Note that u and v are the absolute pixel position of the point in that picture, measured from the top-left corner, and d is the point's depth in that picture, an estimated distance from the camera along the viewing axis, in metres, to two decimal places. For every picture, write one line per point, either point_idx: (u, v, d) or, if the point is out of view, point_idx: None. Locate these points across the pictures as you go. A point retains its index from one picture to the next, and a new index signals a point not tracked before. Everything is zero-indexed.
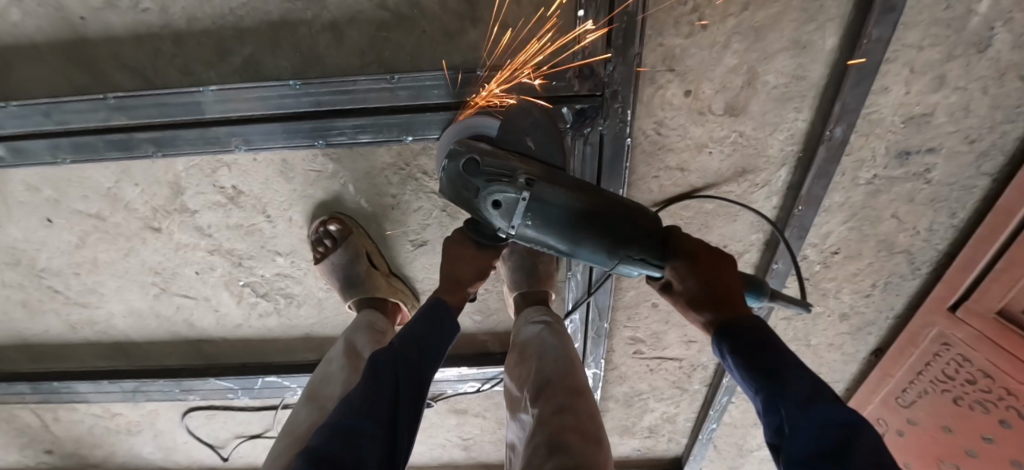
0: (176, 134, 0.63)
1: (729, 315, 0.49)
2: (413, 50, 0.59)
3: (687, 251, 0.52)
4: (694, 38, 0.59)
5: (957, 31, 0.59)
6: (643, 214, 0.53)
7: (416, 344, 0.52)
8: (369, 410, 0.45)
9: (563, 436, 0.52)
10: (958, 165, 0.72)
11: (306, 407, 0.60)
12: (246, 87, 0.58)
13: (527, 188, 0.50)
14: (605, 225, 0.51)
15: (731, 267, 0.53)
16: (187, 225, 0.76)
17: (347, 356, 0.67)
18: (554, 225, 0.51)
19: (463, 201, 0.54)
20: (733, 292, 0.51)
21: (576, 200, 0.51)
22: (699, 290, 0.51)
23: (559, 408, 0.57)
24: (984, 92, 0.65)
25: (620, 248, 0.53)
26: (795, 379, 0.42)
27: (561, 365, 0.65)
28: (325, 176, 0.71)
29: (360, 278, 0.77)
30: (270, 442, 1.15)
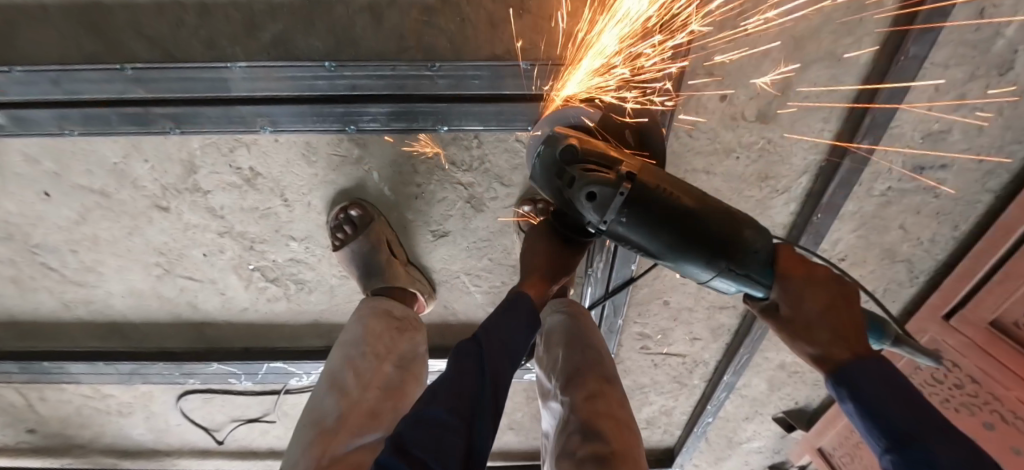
0: (197, 110, 0.59)
1: (850, 355, 0.42)
2: (454, 38, 0.57)
3: (804, 274, 0.46)
4: (736, 43, 0.59)
5: (981, 53, 0.61)
6: (761, 231, 0.48)
7: (499, 336, 0.50)
8: (452, 398, 0.43)
9: (598, 423, 0.55)
10: (967, 181, 0.75)
11: (328, 393, 0.59)
12: (277, 66, 0.56)
13: (625, 182, 0.47)
14: (706, 230, 0.47)
15: (853, 299, 0.45)
16: (198, 206, 0.74)
17: (365, 341, 0.65)
18: (653, 222, 0.47)
19: (558, 191, 0.53)
20: (850, 322, 0.44)
21: (678, 202, 0.47)
22: (816, 317, 0.44)
23: (591, 395, 0.59)
24: (999, 113, 0.67)
25: (723, 261, 0.47)
26: (902, 412, 0.38)
27: (588, 354, 0.66)
28: (349, 161, 0.69)
29: (380, 267, 0.75)
30: (267, 426, 1.14)
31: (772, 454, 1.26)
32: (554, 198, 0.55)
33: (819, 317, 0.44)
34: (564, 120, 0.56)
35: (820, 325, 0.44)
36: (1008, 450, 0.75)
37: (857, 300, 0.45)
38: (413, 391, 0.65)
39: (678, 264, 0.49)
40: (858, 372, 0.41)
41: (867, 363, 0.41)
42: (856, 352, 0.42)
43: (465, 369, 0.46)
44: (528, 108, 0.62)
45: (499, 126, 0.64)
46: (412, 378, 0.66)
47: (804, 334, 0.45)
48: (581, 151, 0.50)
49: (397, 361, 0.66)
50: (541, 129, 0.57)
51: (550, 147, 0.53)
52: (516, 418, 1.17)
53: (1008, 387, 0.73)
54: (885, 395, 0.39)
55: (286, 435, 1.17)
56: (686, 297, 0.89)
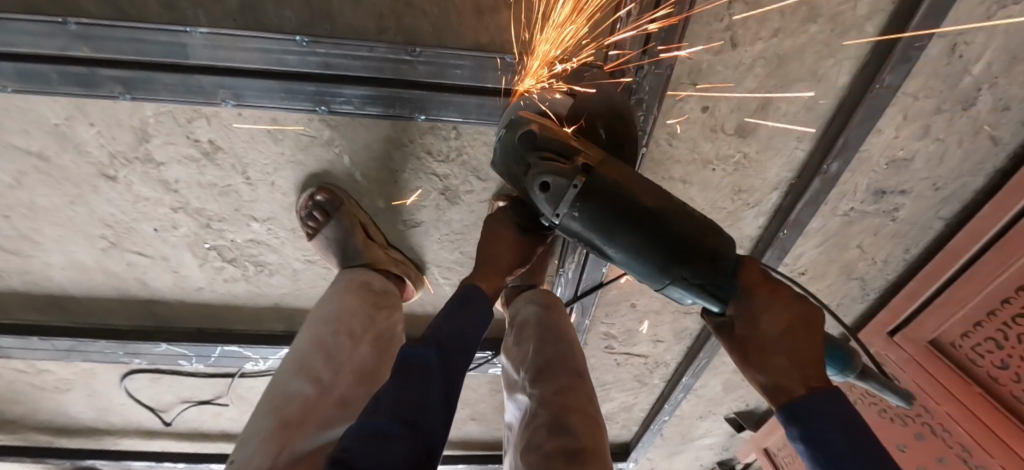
0: (151, 76, 0.54)
1: (805, 385, 0.41)
2: (437, 22, 0.55)
3: (764, 295, 0.45)
4: (721, 56, 0.60)
5: (949, 86, 0.64)
6: (724, 241, 0.47)
7: (452, 334, 0.50)
8: (401, 403, 0.42)
9: (566, 418, 0.55)
10: (924, 207, 0.79)
11: (296, 380, 0.56)
12: (244, 35, 0.51)
13: (581, 175, 0.47)
14: (656, 230, 0.46)
15: (812, 328, 0.44)
16: (150, 178, 0.69)
17: (341, 322, 0.64)
18: (603, 220, 0.47)
19: (518, 178, 0.53)
20: (806, 349, 0.42)
21: (637, 200, 0.47)
22: (775, 338, 0.44)
23: (562, 388, 0.60)
24: (959, 146, 0.71)
25: (674, 268, 0.46)
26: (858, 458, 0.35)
27: (561, 349, 0.67)
28: (319, 143, 0.65)
29: (355, 250, 0.72)
30: (219, 408, 1.10)
31: (721, 450, 1.32)
32: (516, 185, 0.56)
33: (777, 342, 0.43)
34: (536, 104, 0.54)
35: (778, 349, 0.43)
36: (936, 459, 0.82)
37: (814, 326, 0.44)
38: (386, 377, 0.64)
39: (628, 267, 0.49)
40: (813, 408, 0.38)
41: (822, 396, 0.39)
42: (809, 382, 0.41)
43: (417, 368, 0.46)
44: (510, 103, 0.61)
45: (480, 119, 0.62)
46: (386, 364, 0.65)
47: (757, 355, 0.44)
48: (541, 139, 0.49)
49: (373, 346, 0.65)
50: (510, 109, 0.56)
51: (511, 130, 0.52)
52: (479, 410, 1.17)
53: (938, 402, 0.78)
54: (837, 435, 0.37)
55: (240, 417, 1.13)
56: (654, 300, 0.91)
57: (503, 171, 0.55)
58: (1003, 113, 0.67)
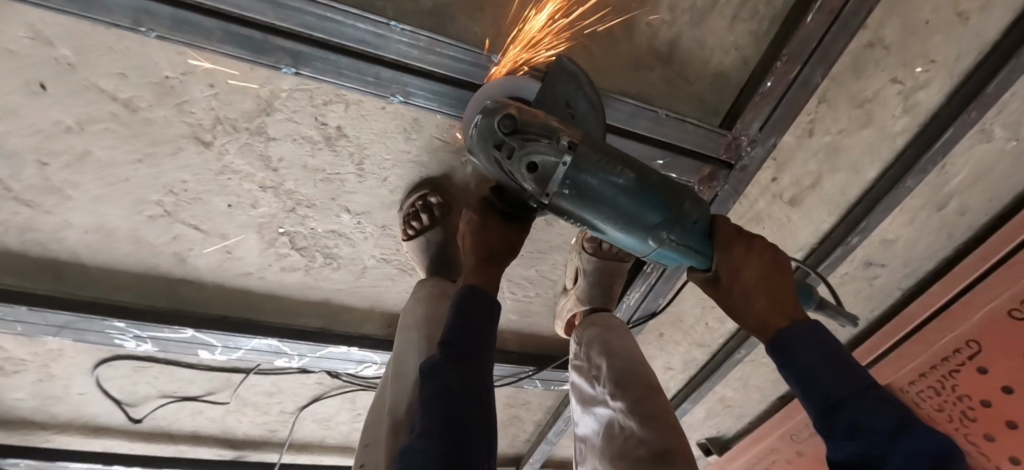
0: (328, 56, 0.53)
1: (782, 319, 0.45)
2: (604, 67, 0.63)
3: (736, 249, 0.51)
4: (799, 140, 0.76)
5: (934, 191, 0.85)
6: (697, 205, 0.53)
7: (459, 342, 0.49)
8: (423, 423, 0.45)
9: (654, 427, 0.61)
10: (892, 279, 1.00)
11: (397, 385, 0.62)
12: (445, 42, 0.53)
13: (568, 152, 0.49)
14: (637, 199, 0.51)
15: (783, 268, 0.49)
16: (251, 150, 0.64)
17: (426, 328, 0.66)
18: (592, 195, 0.50)
19: (498, 164, 0.53)
20: (778, 287, 0.47)
21: (620, 176, 0.50)
22: (752, 283, 0.48)
23: (641, 399, 0.65)
24: (927, 236, 0.92)
25: (659, 230, 0.52)
26: (835, 379, 0.39)
27: (628, 361, 0.71)
28: (449, 148, 0.67)
29: (452, 255, 0.76)
30: (203, 406, 0.99)
31: None
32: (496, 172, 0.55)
33: (754, 286, 0.48)
34: (515, 89, 0.56)
35: (756, 293, 0.47)
36: None
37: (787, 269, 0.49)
38: None
39: (617, 234, 0.53)
40: (793, 336, 0.43)
41: (795, 325, 0.44)
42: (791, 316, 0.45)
43: (430, 385, 0.47)
44: (646, 150, 0.68)
45: None
46: None
47: (739, 305, 0.49)
48: (522, 122, 0.50)
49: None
50: (480, 95, 0.56)
51: (490, 118, 0.52)
52: None
53: None
54: (818, 360, 0.40)
55: (222, 418, 1.03)
56: (678, 332, 1.03)
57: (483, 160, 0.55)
58: (960, 216, 0.89)
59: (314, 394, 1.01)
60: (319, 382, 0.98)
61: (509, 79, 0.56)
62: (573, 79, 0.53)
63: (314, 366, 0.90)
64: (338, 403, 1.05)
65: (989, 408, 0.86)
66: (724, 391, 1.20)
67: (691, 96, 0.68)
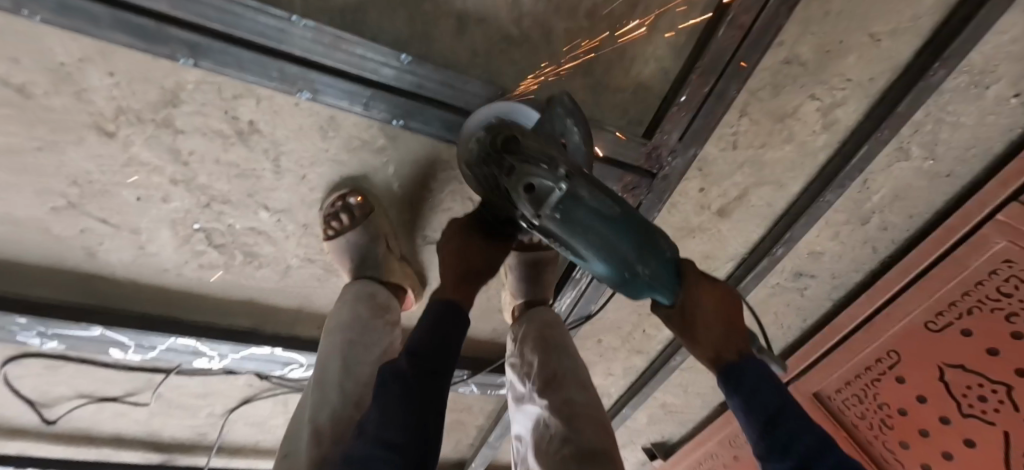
0: (227, 48, 0.51)
1: (731, 352, 0.51)
2: (522, 73, 0.63)
3: (704, 287, 0.55)
4: (724, 153, 0.77)
5: (857, 205, 0.88)
6: (667, 242, 0.54)
7: (427, 347, 0.50)
8: (383, 433, 0.44)
9: (578, 424, 0.63)
10: (822, 291, 1.03)
11: (318, 391, 0.60)
12: (351, 40, 0.52)
13: (565, 180, 0.48)
14: (626, 234, 0.50)
15: (739, 311, 0.54)
16: (159, 143, 0.62)
17: (353, 331, 0.66)
18: (581, 224, 0.49)
19: (493, 180, 0.51)
20: (736, 328, 0.53)
21: (611, 206, 0.50)
22: (712, 322, 0.53)
23: (571, 398, 0.67)
24: (854, 250, 0.95)
25: (638, 266, 0.51)
26: (771, 400, 0.46)
27: (563, 359, 0.73)
28: (369, 148, 0.65)
29: (377, 260, 0.74)
30: (124, 408, 0.95)
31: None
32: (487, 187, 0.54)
33: (710, 316, 0.54)
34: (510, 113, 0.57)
35: (713, 322, 0.53)
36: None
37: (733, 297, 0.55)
38: None
39: (596, 267, 0.52)
40: (739, 362, 0.50)
41: (750, 364, 0.49)
42: (741, 349, 0.51)
43: (397, 394, 0.47)
44: None
45: None
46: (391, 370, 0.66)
47: (701, 339, 0.54)
48: None
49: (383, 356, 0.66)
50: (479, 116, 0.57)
51: None
52: None
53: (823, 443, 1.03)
54: (753, 381, 0.47)
55: (147, 421, 0.99)
56: (616, 339, 1.04)
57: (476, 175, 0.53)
58: (882, 231, 0.92)
59: (244, 396, 0.98)
60: (249, 384, 0.95)
61: (504, 105, 0.57)
62: (570, 114, 0.55)
63: (239, 367, 0.87)
64: (270, 405, 1.02)
65: (906, 417, 0.91)
66: (666, 397, 1.22)
67: (613, 105, 0.68)
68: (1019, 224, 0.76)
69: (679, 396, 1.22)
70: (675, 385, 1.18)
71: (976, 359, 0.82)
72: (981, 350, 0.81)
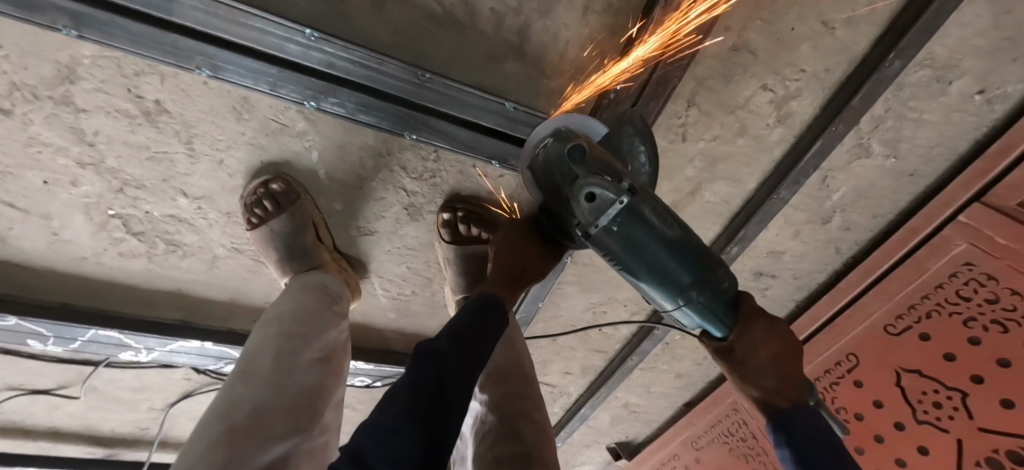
0: (111, 18, 0.47)
1: (788, 399, 0.45)
2: (448, 55, 0.58)
3: (760, 325, 0.47)
4: (674, 146, 0.74)
5: (818, 204, 0.85)
6: (727, 273, 0.48)
7: (470, 338, 0.42)
8: (416, 414, 0.36)
9: (517, 422, 0.61)
10: (784, 291, 1.00)
11: (241, 383, 0.53)
12: (247, 12, 0.48)
13: (627, 195, 0.45)
14: (685, 257, 0.46)
15: (799, 355, 0.47)
16: (59, 122, 0.58)
17: (289, 323, 0.61)
18: (638, 240, 0.46)
19: (553, 186, 0.50)
20: (797, 376, 0.45)
21: (673, 227, 0.46)
22: (768, 364, 0.46)
23: (511, 394, 0.65)
24: (816, 249, 0.92)
25: (691, 293, 0.46)
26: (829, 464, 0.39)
27: (508, 353, 0.71)
28: (289, 132, 0.62)
29: (306, 249, 0.72)
30: (56, 401, 0.92)
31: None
32: (544, 192, 0.51)
33: (768, 362, 0.46)
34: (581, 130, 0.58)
35: (769, 369, 0.46)
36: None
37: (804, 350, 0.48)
38: (332, 384, 0.59)
39: (649, 289, 0.49)
40: (797, 417, 0.43)
41: (807, 416, 0.42)
42: (796, 400, 0.45)
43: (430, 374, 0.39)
44: (499, 146, 0.65)
45: (473, 154, 0.65)
46: (329, 373, 0.60)
47: (753, 377, 0.46)
48: (592, 152, 0.47)
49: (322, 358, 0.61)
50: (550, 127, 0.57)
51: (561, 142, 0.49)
52: None
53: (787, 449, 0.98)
54: (811, 442, 0.41)
55: (82, 414, 0.96)
56: (572, 338, 1.01)
57: (539, 180, 0.51)
58: (845, 231, 0.89)
59: (183, 390, 0.95)
60: (187, 378, 0.91)
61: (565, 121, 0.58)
62: (639, 133, 0.53)
63: (170, 360, 0.84)
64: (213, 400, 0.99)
65: (861, 421, 0.88)
66: (628, 397, 1.19)
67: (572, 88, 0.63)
68: (983, 226, 0.76)
69: (642, 397, 1.19)
70: (636, 385, 1.15)
71: (930, 364, 0.79)
72: (939, 356, 0.79)
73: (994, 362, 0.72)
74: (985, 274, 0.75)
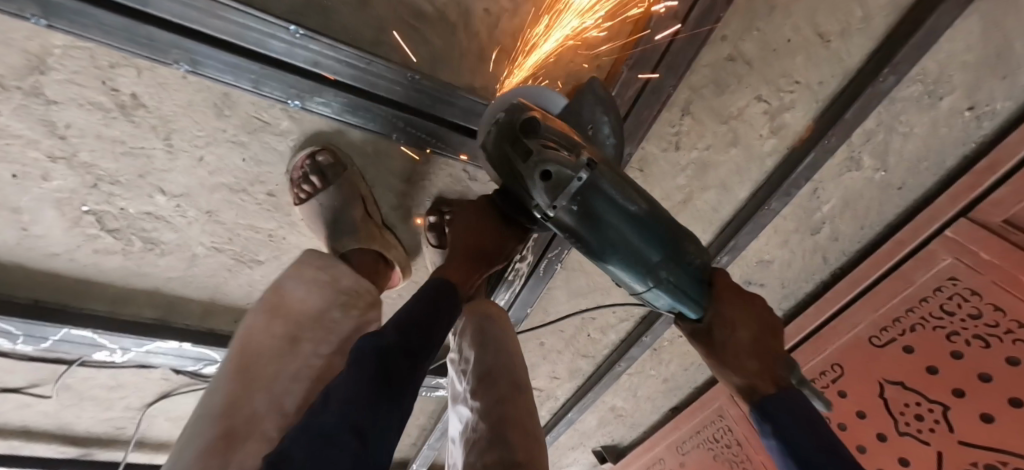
0: (82, 8, 0.44)
1: (770, 382, 0.40)
2: (438, 56, 0.56)
3: (733, 301, 0.44)
4: (666, 153, 0.73)
5: (807, 214, 0.85)
6: (701, 250, 0.47)
7: (416, 327, 0.42)
8: (356, 410, 0.36)
9: (505, 429, 0.59)
10: (770, 299, 1.00)
11: (236, 386, 0.45)
12: (227, 6, 0.46)
13: (586, 169, 0.43)
14: (650, 232, 0.44)
15: (777, 331, 0.43)
16: (28, 114, 0.55)
17: (296, 317, 0.51)
18: (600, 218, 0.44)
19: (511, 167, 0.47)
20: (776, 352, 0.41)
21: (634, 201, 0.44)
22: (744, 343, 0.42)
23: (501, 399, 0.64)
24: (803, 259, 0.93)
25: (659, 271, 0.45)
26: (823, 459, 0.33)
27: (502, 359, 0.71)
28: (272, 130, 0.60)
29: (353, 225, 0.64)
30: (26, 400, 0.88)
31: None
32: (503, 173, 0.49)
33: (744, 343, 0.42)
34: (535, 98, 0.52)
35: (746, 351, 0.42)
36: None
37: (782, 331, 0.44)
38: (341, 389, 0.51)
39: (617, 270, 0.47)
40: (781, 403, 0.38)
41: (790, 395, 0.38)
42: (779, 382, 0.40)
43: (370, 368, 0.38)
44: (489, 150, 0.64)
45: (464, 159, 0.64)
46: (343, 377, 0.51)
47: (729, 360, 0.43)
48: (546, 126, 0.45)
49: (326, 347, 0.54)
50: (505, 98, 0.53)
51: (511, 117, 0.47)
52: None
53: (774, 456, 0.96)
54: (803, 431, 0.35)
55: (54, 413, 0.92)
56: (559, 342, 1.00)
57: (494, 162, 0.49)
58: (833, 241, 0.90)
59: (160, 391, 0.92)
60: (165, 377, 0.89)
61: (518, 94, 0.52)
62: (597, 102, 0.53)
63: (146, 360, 0.82)
64: (192, 400, 0.96)
65: (844, 431, 0.89)
66: (615, 402, 1.18)
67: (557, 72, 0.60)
68: (970, 242, 0.77)
69: (629, 401, 1.19)
70: (624, 390, 1.15)
71: (911, 375, 0.80)
72: (921, 368, 0.79)
73: (972, 375, 0.73)
74: (969, 290, 0.76)
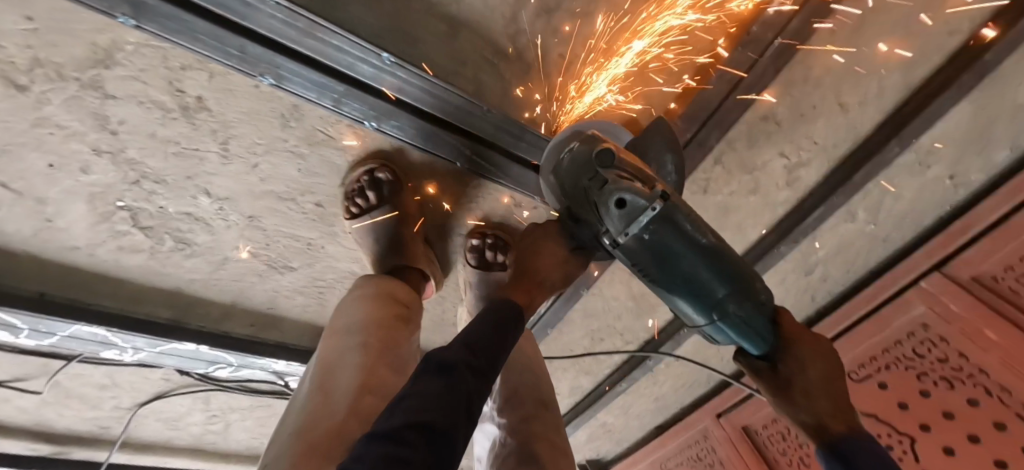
0: (181, 16, 0.44)
1: (840, 424, 0.41)
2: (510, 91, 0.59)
3: (806, 343, 0.47)
4: (693, 193, 0.79)
5: (805, 258, 0.93)
6: (767, 290, 0.49)
7: (474, 341, 0.38)
8: (413, 413, 0.31)
9: (535, 446, 0.63)
10: None
11: (316, 395, 0.47)
12: (328, 29, 0.47)
13: (660, 200, 0.45)
14: (717, 267, 0.46)
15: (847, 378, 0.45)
16: (81, 106, 0.53)
17: (366, 333, 0.54)
18: (669, 250, 0.46)
19: (582, 193, 0.50)
20: (845, 395, 0.43)
21: (706, 238, 0.46)
22: (814, 384, 0.44)
23: (528, 417, 0.67)
24: (794, 296, 1.01)
25: (726, 305, 0.47)
26: None
27: (527, 378, 0.73)
28: (334, 145, 0.60)
29: (402, 244, 0.66)
30: (7, 395, 0.82)
31: None
32: (573, 198, 0.51)
33: (814, 385, 0.44)
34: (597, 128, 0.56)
35: (817, 392, 0.43)
36: None
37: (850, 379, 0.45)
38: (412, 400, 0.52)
39: (681, 301, 0.49)
40: (854, 444, 0.39)
41: (862, 439, 0.39)
42: (852, 425, 0.41)
43: (431, 384, 0.34)
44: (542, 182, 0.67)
45: (519, 190, 0.67)
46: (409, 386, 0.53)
47: (799, 399, 0.44)
48: (621, 158, 0.48)
49: (392, 365, 0.52)
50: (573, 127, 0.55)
51: (587, 146, 0.49)
52: None
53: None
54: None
55: (36, 409, 0.87)
56: (566, 359, 1.04)
57: (566, 186, 0.51)
58: (822, 283, 0.99)
59: (156, 391, 0.88)
60: (165, 378, 0.85)
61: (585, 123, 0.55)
62: (661, 135, 0.55)
63: (155, 361, 0.79)
64: (188, 402, 0.93)
65: None
66: (607, 418, 1.23)
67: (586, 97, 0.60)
68: (941, 293, 0.83)
69: (620, 418, 1.24)
70: (617, 408, 1.20)
71: (886, 410, 0.86)
72: (894, 403, 0.85)
73: (939, 413, 0.78)
74: (938, 337, 0.82)
